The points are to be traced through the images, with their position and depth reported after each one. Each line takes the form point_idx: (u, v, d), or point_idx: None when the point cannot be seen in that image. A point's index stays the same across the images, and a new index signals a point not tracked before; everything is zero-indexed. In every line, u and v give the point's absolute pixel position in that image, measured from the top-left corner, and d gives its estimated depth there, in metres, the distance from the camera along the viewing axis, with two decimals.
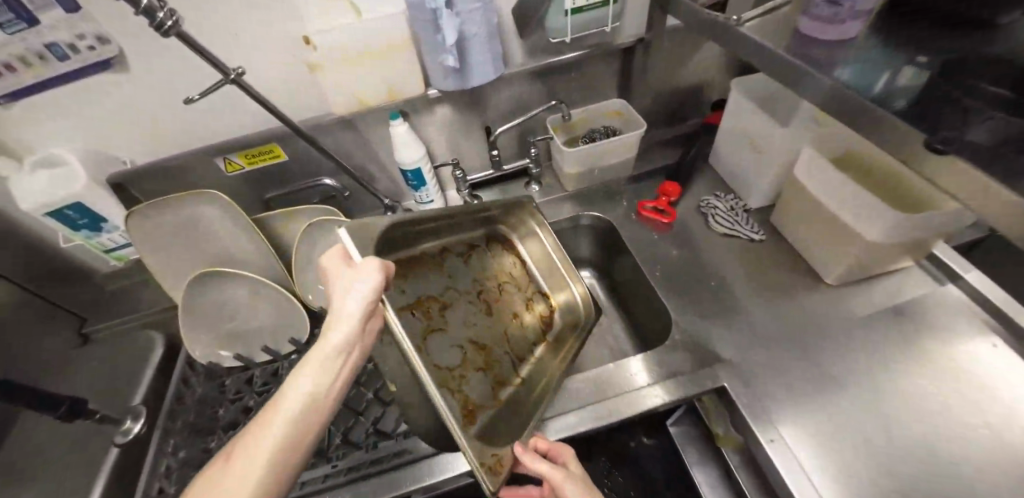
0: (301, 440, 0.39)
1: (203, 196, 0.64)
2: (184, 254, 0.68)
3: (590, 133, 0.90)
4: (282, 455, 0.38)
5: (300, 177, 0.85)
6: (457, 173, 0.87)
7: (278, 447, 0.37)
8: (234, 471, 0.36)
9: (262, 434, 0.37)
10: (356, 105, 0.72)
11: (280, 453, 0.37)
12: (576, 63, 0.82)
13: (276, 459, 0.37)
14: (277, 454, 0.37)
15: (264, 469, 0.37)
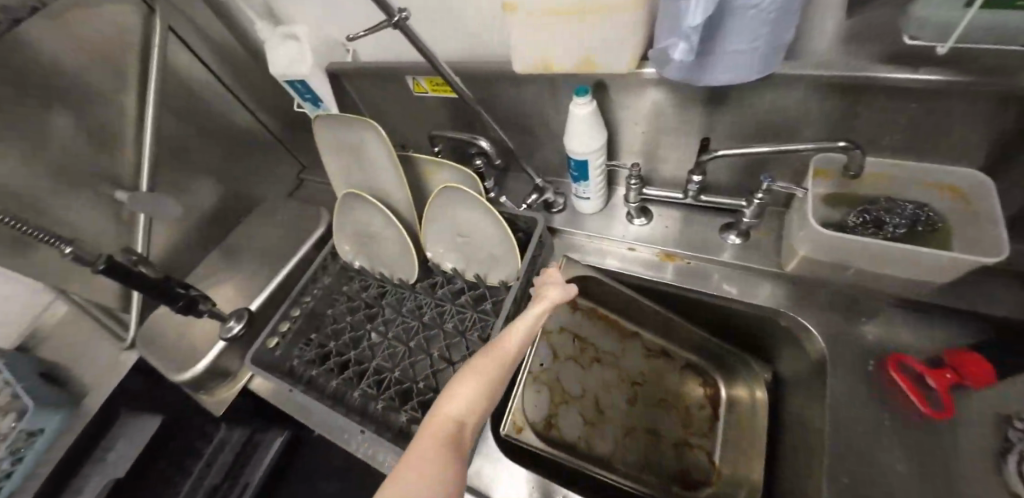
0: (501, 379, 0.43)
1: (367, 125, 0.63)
2: (348, 166, 0.72)
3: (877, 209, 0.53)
4: (495, 373, 0.43)
5: (474, 118, 0.77)
6: (636, 184, 0.66)
7: (491, 371, 0.43)
8: (467, 382, 0.41)
9: (488, 369, 0.43)
10: (539, 68, 0.55)
11: (489, 377, 0.42)
12: (930, 94, 0.45)
13: (489, 384, 0.42)
14: (492, 373, 0.43)
15: (484, 384, 0.42)
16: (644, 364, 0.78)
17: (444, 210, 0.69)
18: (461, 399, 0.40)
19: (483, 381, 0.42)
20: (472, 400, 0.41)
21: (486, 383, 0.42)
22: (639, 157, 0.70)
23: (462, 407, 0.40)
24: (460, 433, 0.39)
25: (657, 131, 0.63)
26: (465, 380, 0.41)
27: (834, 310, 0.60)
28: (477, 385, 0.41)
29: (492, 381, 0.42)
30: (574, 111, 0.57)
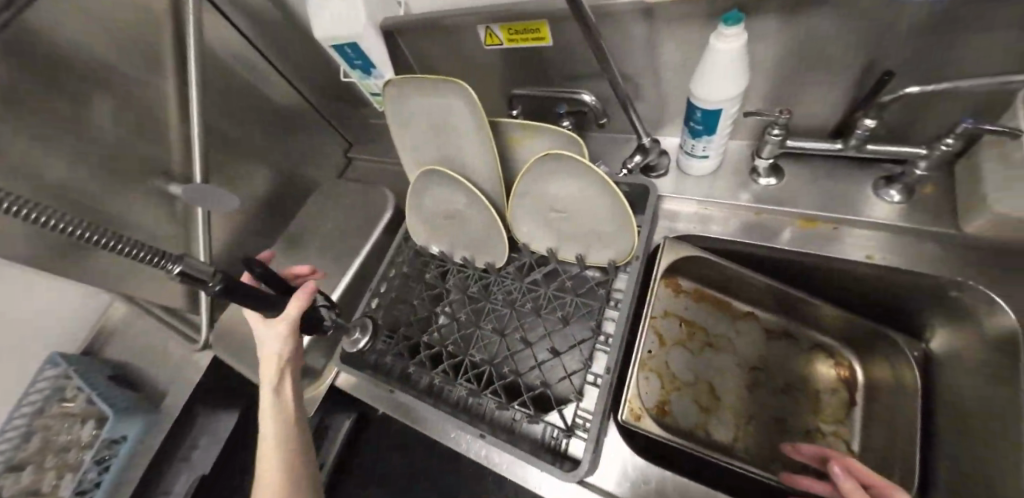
0: (296, 422, 0.54)
1: (451, 82, 0.54)
2: (422, 137, 0.63)
3: None
4: (293, 428, 0.53)
5: (559, 72, 0.66)
6: (773, 136, 0.54)
7: (283, 417, 0.53)
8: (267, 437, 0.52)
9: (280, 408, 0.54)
10: None
11: (287, 419, 0.53)
12: None
13: (291, 436, 0.53)
14: (292, 430, 0.53)
15: (289, 455, 0.51)
16: (763, 346, 0.67)
17: (537, 182, 0.59)
18: (271, 466, 0.50)
19: (290, 423, 0.53)
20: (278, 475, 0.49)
21: (285, 437, 0.52)
22: (771, 104, 0.57)
23: (271, 434, 0.52)
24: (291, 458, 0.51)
25: (811, 69, 0.50)
26: (268, 441, 0.52)
27: None
28: (281, 460, 0.50)
29: (285, 426, 0.53)
30: (715, 46, 0.45)
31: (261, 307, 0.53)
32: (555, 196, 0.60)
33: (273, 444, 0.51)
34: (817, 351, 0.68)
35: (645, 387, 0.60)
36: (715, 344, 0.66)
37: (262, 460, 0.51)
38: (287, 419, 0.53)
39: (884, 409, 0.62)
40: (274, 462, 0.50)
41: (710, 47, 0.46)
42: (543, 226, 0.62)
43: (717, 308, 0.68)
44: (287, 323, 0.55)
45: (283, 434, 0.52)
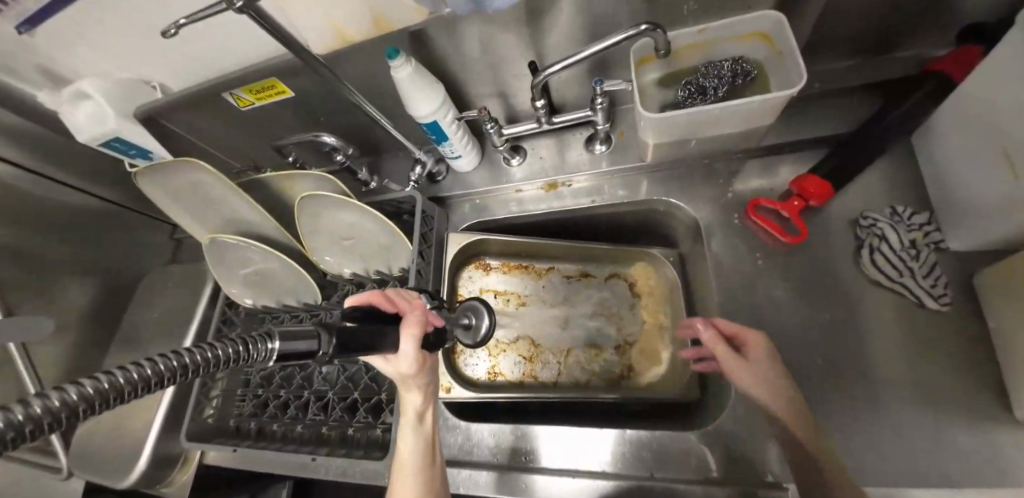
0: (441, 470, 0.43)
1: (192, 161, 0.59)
2: (199, 211, 0.66)
3: (699, 77, 0.57)
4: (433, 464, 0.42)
5: (319, 115, 0.73)
6: (492, 127, 0.66)
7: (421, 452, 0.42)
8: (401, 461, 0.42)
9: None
10: (336, 42, 0.51)
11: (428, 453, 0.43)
12: None
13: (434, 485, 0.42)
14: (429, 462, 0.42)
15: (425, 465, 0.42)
16: (569, 291, 0.79)
17: (316, 221, 0.66)
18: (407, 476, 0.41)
19: (424, 452, 0.42)
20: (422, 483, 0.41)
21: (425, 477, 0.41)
22: (492, 99, 0.69)
23: None
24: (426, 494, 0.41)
25: (494, 68, 0.62)
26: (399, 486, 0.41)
27: (701, 180, 0.65)
28: (425, 480, 0.41)
29: (424, 445, 0.43)
30: (397, 74, 0.54)
31: (378, 348, 0.34)
32: (339, 228, 0.67)
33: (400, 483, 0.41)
34: (615, 277, 0.79)
35: (468, 362, 0.71)
36: (527, 304, 0.77)
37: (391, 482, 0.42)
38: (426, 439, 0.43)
39: (664, 308, 0.75)
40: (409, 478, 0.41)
41: (393, 76, 0.55)
42: (343, 255, 0.69)
43: (524, 274, 0.79)
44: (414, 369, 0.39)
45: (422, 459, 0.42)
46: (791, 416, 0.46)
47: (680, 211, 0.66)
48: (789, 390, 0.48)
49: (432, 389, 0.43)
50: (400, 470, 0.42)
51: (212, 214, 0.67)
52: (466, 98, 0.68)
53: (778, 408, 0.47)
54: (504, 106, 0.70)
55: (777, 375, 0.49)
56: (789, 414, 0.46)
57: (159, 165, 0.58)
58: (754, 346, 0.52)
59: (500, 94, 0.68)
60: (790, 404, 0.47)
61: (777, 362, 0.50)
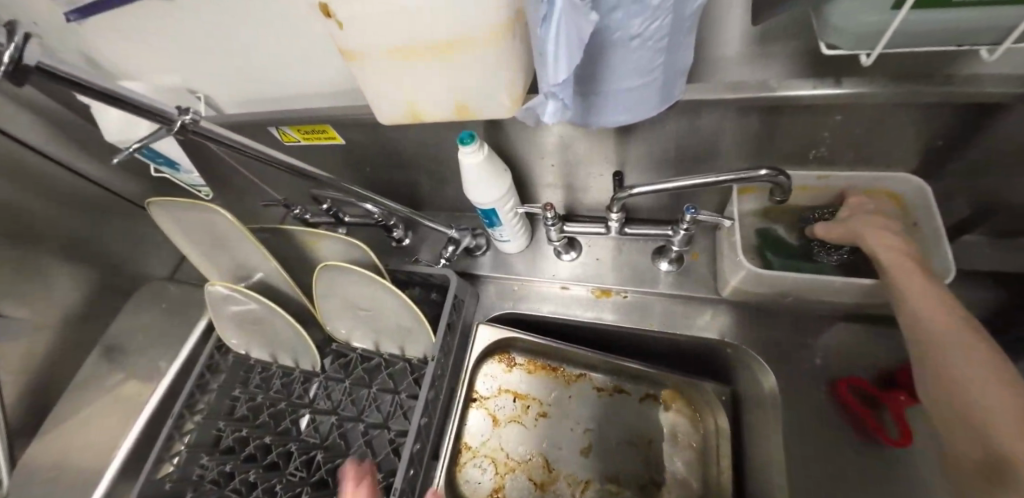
0: None
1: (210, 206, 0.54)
2: (212, 248, 0.60)
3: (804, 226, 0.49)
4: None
5: (366, 165, 0.66)
6: (552, 222, 0.58)
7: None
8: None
9: None
10: (409, 119, 0.44)
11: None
12: (849, 109, 0.40)
13: None
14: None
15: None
16: (598, 407, 0.69)
17: (332, 288, 0.59)
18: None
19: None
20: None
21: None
22: (557, 188, 0.62)
23: None
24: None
25: (569, 162, 0.55)
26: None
27: (781, 331, 0.55)
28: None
29: None
30: (468, 159, 0.47)
31: None
32: (354, 299, 0.59)
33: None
34: (651, 400, 0.69)
35: (472, 478, 0.62)
36: (548, 415, 0.67)
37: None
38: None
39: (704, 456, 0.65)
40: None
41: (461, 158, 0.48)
42: (353, 327, 0.61)
43: (550, 376, 0.70)
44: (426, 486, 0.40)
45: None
46: (984, 386, 0.29)
47: (748, 359, 0.56)
48: (981, 345, 0.31)
49: None
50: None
51: (224, 253, 0.61)
52: (529, 182, 0.61)
53: (950, 353, 0.32)
54: (567, 198, 0.63)
55: (961, 312, 0.34)
56: (965, 371, 0.30)
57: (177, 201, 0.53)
58: (914, 290, 0.36)
59: (567, 186, 0.61)
60: (994, 359, 0.30)
61: (944, 298, 0.35)
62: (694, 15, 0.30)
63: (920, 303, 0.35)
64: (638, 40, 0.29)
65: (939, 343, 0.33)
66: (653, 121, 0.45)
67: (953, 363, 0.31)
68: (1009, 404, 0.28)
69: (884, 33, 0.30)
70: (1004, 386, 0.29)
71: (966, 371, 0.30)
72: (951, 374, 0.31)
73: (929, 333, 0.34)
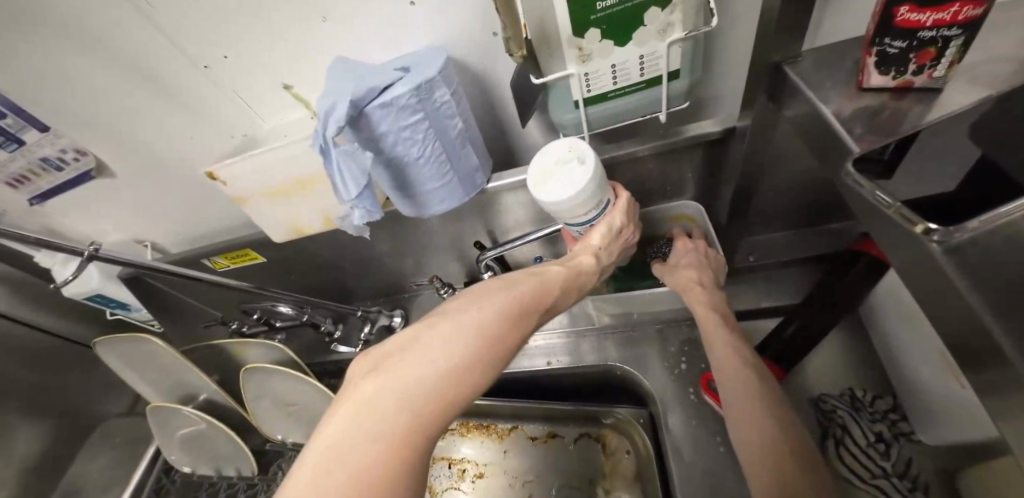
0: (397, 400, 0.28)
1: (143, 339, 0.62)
2: (152, 375, 0.67)
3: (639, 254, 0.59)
4: (499, 355, 0.31)
5: (290, 274, 0.77)
6: (446, 292, 0.68)
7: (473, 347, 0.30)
8: (410, 357, 0.29)
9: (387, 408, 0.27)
10: (294, 234, 0.55)
11: (476, 343, 0.30)
12: (619, 166, 0.52)
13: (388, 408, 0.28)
14: (506, 337, 0.31)
15: (408, 399, 0.27)
16: (533, 455, 0.73)
17: (260, 391, 0.65)
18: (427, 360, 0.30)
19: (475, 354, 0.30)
20: (440, 369, 0.29)
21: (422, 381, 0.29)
22: (452, 262, 0.73)
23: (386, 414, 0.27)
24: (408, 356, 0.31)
25: (448, 238, 0.67)
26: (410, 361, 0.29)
27: (655, 346, 0.63)
28: (374, 435, 0.26)
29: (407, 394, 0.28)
30: None
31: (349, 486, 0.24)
32: (280, 399, 0.65)
33: (366, 420, 0.27)
34: (587, 437, 0.72)
35: None
36: (487, 473, 0.72)
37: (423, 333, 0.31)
38: (487, 351, 0.30)
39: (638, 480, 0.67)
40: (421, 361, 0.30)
41: None
42: (286, 423, 0.67)
43: (484, 435, 0.75)
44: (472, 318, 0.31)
45: (434, 392, 0.28)
46: (763, 428, 0.36)
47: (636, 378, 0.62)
48: (771, 399, 0.38)
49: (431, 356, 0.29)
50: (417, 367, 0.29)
51: (162, 377, 0.68)
52: (426, 262, 0.72)
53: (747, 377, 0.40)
54: (463, 268, 0.74)
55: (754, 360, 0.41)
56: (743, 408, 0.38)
57: (112, 340, 0.62)
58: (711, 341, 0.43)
59: (458, 258, 0.72)
60: (771, 403, 0.38)
61: (740, 344, 0.42)
62: (460, 137, 0.44)
63: (719, 358, 0.42)
64: (415, 158, 0.43)
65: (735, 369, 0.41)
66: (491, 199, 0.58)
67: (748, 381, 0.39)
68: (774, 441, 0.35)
69: (584, 121, 0.43)
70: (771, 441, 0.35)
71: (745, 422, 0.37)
72: (742, 426, 0.38)
73: (727, 387, 0.40)
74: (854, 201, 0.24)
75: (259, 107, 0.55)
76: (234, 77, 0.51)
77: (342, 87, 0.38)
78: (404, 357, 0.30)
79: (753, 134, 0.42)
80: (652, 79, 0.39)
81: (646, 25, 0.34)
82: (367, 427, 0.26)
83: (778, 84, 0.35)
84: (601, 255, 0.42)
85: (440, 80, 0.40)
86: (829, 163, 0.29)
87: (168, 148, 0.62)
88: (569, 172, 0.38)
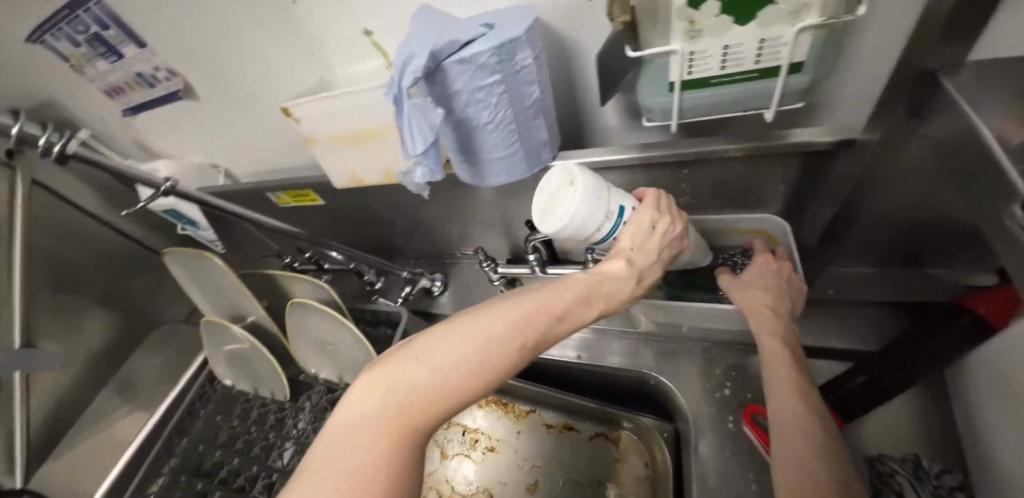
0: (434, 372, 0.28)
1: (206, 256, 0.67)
2: (210, 291, 0.72)
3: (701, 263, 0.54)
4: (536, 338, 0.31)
5: (342, 221, 0.79)
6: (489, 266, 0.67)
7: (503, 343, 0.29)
8: (461, 321, 0.30)
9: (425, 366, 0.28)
10: (353, 183, 0.56)
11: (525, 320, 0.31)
12: (698, 164, 0.48)
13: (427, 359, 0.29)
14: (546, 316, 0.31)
15: (447, 362, 0.28)
16: (546, 444, 0.71)
17: (300, 326, 0.68)
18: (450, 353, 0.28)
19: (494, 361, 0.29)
20: (474, 343, 0.29)
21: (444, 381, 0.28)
22: (498, 238, 0.71)
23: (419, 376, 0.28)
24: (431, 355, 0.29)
25: (499, 212, 0.65)
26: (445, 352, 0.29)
27: (696, 363, 0.59)
28: (415, 383, 0.28)
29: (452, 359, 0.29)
30: None
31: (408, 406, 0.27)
32: (317, 336, 0.68)
33: (403, 372, 0.28)
34: (602, 438, 0.71)
35: None
36: (497, 450, 0.72)
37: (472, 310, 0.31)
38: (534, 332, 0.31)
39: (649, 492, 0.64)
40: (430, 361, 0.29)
41: None
42: (319, 360, 0.70)
43: (501, 412, 0.75)
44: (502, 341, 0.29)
45: (477, 357, 0.29)
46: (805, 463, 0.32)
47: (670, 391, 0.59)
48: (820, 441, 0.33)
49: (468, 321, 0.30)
50: (439, 366, 0.28)
51: (218, 296, 0.73)
52: (473, 232, 0.71)
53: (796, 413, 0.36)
54: (509, 245, 0.72)
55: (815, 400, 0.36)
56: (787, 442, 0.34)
57: (181, 252, 0.67)
58: (772, 369, 0.39)
59: (505, 234, 0.70)
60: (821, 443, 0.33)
61: (801, 378, 0.38)
62: (535, 106, 0.41)
63: (777, 392, 0.38)
64: (484, 122, 0.40)
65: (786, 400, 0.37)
66: None
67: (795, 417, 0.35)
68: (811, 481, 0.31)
69: (675, 107, 0.39)
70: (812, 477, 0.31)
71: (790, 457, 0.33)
72: (783, 457, 0.34)
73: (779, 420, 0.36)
74: (1012, 249, 0.20)
75: (337, 51, 0.55)
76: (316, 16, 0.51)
77: (422, 36, 0.36)
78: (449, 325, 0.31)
79: (872, 150, 0.36)
80: (769, 69, 0.34)
81: (775, 4, 0.29)
82: (402, 378, 0.28)
83: (925, 93, 0.30)
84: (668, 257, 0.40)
85: (525, 41, 0.37)
86: (977, 198, 0.24)
87: (248, 80, 0.64)
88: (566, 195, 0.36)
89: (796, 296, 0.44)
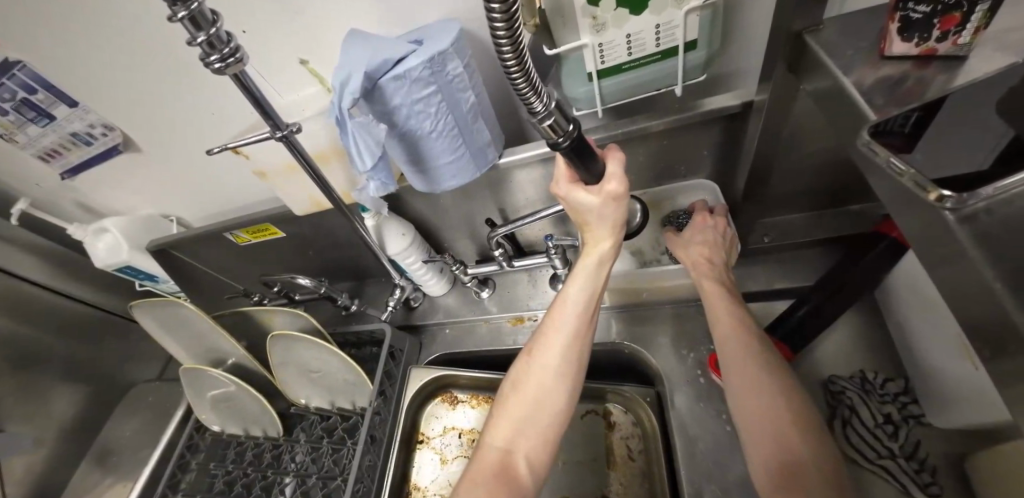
0: (578, 373, 0.46)
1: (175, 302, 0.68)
2: (190, 336, 0.73)
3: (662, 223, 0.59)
4: (584, 340, 0.47)
5: (309, 251, 0.79)
6: (461, 267, 0.70)
7: (570, 347, 0.46)
8: (529, 390, 0.46)
9: (544, 380, 0.46)
10: (314, 206, 0.61)
11: (577, 326, 0.46)
12: (635, 141, 0.52)
13: (550, 406, 0.45)
14: (577, 349, 0.46)
15: (546, 397, 0.45)
16: None
17: (285, 355, 0.69)
18: (527, 411, 0.45)
19: (586, 308, 0.46)
20: (550, 377, 0.46)
21: (551, 388, 0.45)
22: (466, 241, 0.74)
23: (526, 402, 0.46)
24: (516, 476, 0.43)
25: (460, 216, 0.68)
26: (515, 411, 0.46)
27: (666, 327, 0.63)
28: (543, 402, 0.45)
29: (554, 382, 0.46)
30: (369, 224, 0.61)
31: None
32: (306, 363, 0.69)
33: (529, 400, 0.46)
34: (594, 414, 0.74)
35: None
36: None
37: (533, 373, 0.46)
38: (583, 325, 0.46)
39: (647, 459, 0.68)
40: (528, 476, 0.43)
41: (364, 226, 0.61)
42: (313, 384, 0.70)
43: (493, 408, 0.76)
44: (616, 181, 0.38)
45: (556, 380, 0.46)
46: (777, 436, 0.37)
47: (643, 356, 0.63)
48: (777, 391, 0.39)
49: (570, 368, 0.46)
50: (515, 419, 0.45)
51: (199, 338, 0.73)
52: (440, 240, 0.74)
53: (760, 372, 0.41)
54: (475, 244, 0.75)
55: (765, 355, 0.42)
56: (747, 381, 0.41)
57: (154, 301, 0.67)
58: (712, 307, 0.48)
59: (469, 235, 0.72)
60: (776, 381, 0.40)
61: (745, 330, 0.44)
62: (472, 110, 0.45)
63: (726, 342, 0.44)
64: (431, 132, 0.43)
65: (738, 354, 0.43)
66: (501, 175, 0.58)
67: (759, 380, 0.40)
68: (790, 445, 0.36)
69: (597, 95, 0.43)
70: (783, 431, 0.37)
71: (765, 431, 0.38)
72: (760, 435, 0.38)
73: (751, 380, 0.41)
74: (891, 192, 0.24)
75: (272, 81, 0.55)
76: (246, 50, 0.52)
77: (354, 60, 0.39)
78: (527, 378, 0.47)
79: (772, 108, 0.40)
80: (669, 50, 0.38)
81: None
82: (537, 411, 0.45)
83: (799, 54, 0.34)
84: (607, 183, 0.38)
85: (453, 52, 0.40)
86: (842, 130, 0.30)
87: (189, 123, 0.63)
88: (398, 240, 0.63)
89: (729, 247, 0.51)
